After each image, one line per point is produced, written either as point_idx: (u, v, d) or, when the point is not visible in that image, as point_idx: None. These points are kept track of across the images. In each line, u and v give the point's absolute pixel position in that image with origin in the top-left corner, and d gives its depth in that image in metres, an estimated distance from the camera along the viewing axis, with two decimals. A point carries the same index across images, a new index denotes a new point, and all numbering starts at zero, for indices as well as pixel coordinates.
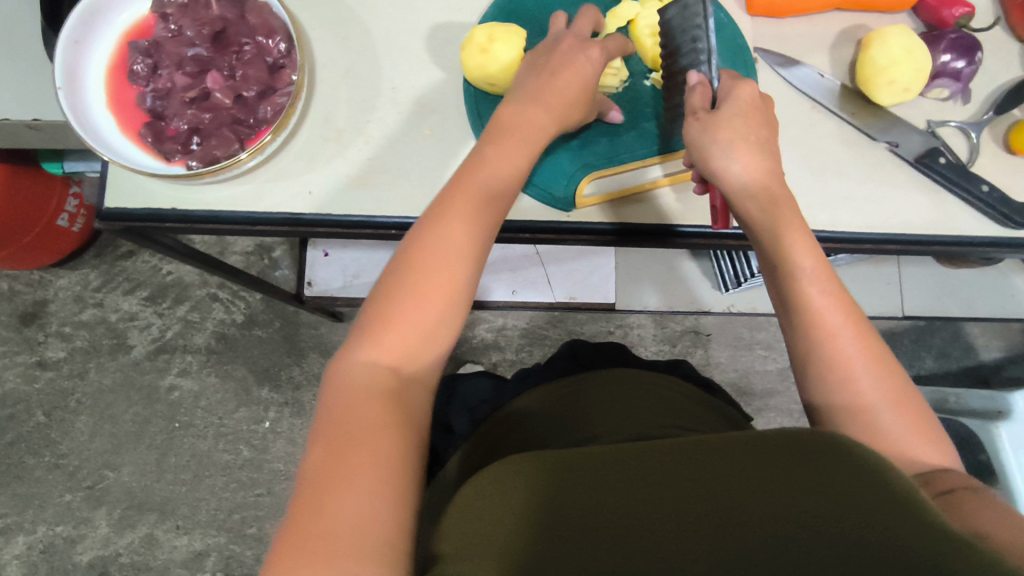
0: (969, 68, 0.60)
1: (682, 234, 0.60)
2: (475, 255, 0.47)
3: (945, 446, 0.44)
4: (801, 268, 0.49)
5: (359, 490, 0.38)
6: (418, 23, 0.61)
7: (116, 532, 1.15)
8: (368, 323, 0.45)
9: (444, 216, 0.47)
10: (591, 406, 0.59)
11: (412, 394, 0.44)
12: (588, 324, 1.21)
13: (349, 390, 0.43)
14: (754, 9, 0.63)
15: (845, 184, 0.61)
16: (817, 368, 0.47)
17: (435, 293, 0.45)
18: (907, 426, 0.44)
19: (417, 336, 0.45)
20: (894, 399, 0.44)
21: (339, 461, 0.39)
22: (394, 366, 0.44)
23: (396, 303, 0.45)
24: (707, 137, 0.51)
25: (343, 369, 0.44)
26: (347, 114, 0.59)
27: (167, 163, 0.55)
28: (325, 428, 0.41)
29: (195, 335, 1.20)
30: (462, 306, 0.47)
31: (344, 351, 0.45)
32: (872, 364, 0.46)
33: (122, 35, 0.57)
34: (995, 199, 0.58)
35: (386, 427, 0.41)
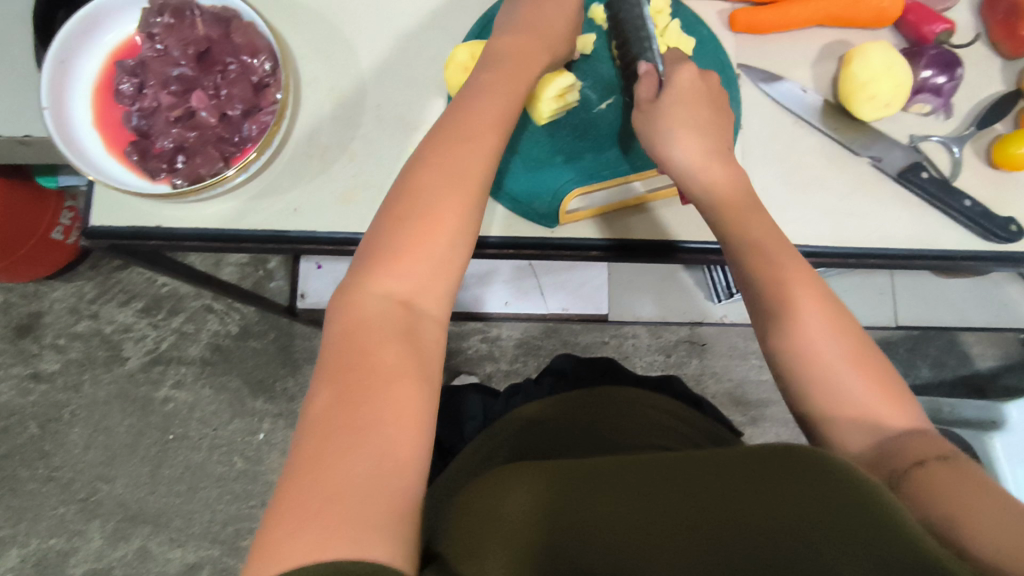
0: (949, 84, 0.61)
1: (666, 249, 0.60)
2: (472, 216, 0.46)
3: (908, 405, 0.44)
4: (773, 274, 0.48)
5: (367, 446, 0.37)
6: (403, 39, 0.62)
7: (109, 544, 1.14)
8: (374, 259, 0.44)
9: (426, 184, 0.45)
10: (578, 428, 0.59)
11: (425, 328, 0.43)
12: (583, 334, 1.21)
13: (357, 330, 0.41)
14: (738, 25, 0.63)
15: (827, 198, 0.61)
16: (776, 332, 0.47)
17: (445, 230, 0.44)
18: (866, 384, 0.44)
19: (430, 269, 0.44)
20: (851, 357, 0.45)
21: (348, 412, 0.38)
22: (405, 302, 0.43)
23: (407, 238, 0.44)
24: (652, 128, 0.54)
25: (354, 302, 0.42)
26: (333, 131, 0.60)
27: (153, 180, 0.56)
28: (333, 364, 0.40)
29: (189, 346, 1.20)
30: (469, 245, 0.46)
31: (350, 287, 0.43)
32: (829, 326, 0.46)
33: (109, 56, 0.58)
34: (977, 213, 0.59)
35: (399, 369, 0.40)
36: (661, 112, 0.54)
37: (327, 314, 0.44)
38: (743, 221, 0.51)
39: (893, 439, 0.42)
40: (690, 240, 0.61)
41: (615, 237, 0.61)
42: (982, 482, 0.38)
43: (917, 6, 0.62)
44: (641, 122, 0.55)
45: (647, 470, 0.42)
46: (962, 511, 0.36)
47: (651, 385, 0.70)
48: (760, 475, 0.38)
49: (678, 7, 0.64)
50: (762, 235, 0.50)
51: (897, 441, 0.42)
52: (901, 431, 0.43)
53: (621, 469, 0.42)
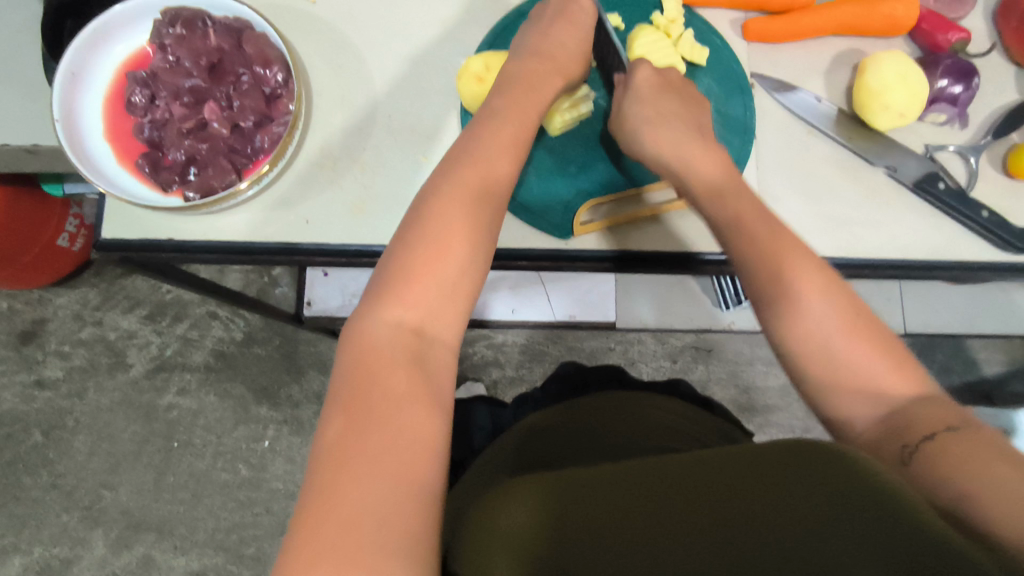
0: (966, 93, 0.60)
1: (686, 260, 0.60)
2: (485, 236, 0.45)
3: (908, 363, 0.44)
4: (775, 274, 0.47)
5: (383, 477, 0.36)
6: (414, 49, 0.61)
7: (113, 552, 1.14)
8: (388, 284, 0.43)
9: (443, 205, 0.45)
10: (589, 434, 0.58)
11: (436, 355, 0.42)
12: (589, 340, 1.20)
13: (370, 358, 0.41)
14: (751, 34, 0.63)
15: (842, 209, 0.61)
16: (774, 313, 0.47)
17: (456, 254, 0.44)
18: (863, 351, 0.44)
19: (444, 293, 0.43)
20: (846, 327, 0.45)
21: (364, 440, 0.37)
22: (417, 328, 0.42)
23: (420, 263, 0.43)
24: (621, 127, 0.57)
25: (367, 328, 0.42)
26: (343, 141, 0.59)
27: (165, 193, 0.55)
28: (348, 392, 0.40)
29: (193, 353, 1.19)
30: (482, 267, 0.45)
31: (362, 314, 0.43)
32: (822, 297, 0.45)
33: (119, 66, 0.57)
34: (994, 223, 0.58)
35: (414, 398, 0.39)
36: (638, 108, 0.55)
37: (339, 343, 0.43)
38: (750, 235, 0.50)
39: (897, 405, 0.42)
40: (708, 251, 0.60)
41: (631, 247, 0.60)
42: (991, 447, 0.37)
43: (931, 15, 0.62)
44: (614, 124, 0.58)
45: (655, 473, 0.42)
46: (973, 484, 0.36)
47: (659, 389, 0.69)
48: (763, 470, 0.39)
49: (690, 16, 0.63)
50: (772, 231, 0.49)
51: (903, 408, 0.42)
52: (904, 393, 0.43)
53: (629, 473, 0.43)
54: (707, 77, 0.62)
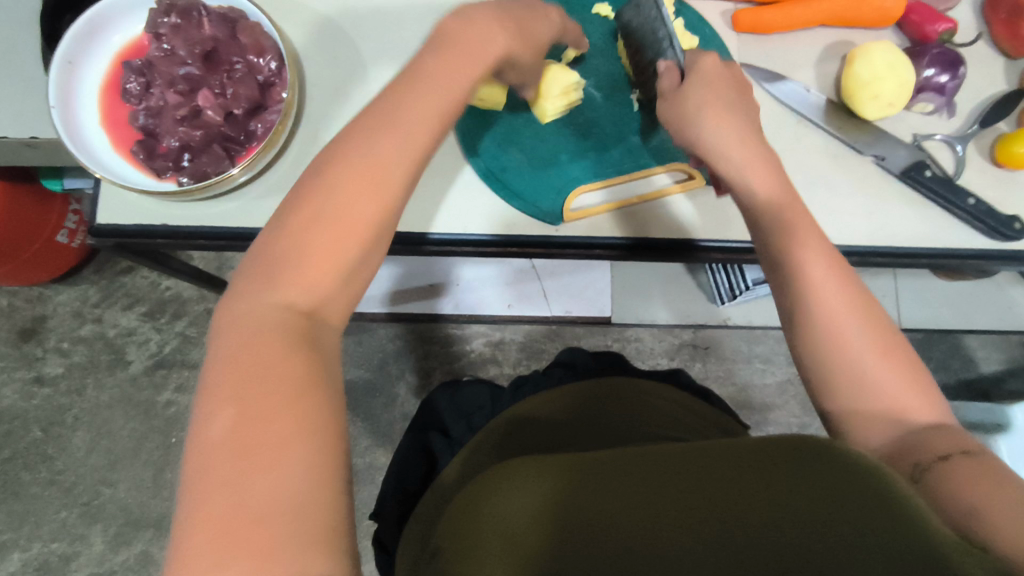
0: (952, 82, 0.61)
1: (682, 248, 0.60)
2: (388, 196, 0.41)
3: (936, 400, 0.44)
4: (796, 263, 0.47)
5: (293, 461, 0.33)
6: (408, 40, 0.62)
7: (111, 549, 1.14)
8: (269, 265, 0.39)
9: (334, 174, 0.40)
10: (577, 432, 0.57)
11: (329, 345, 0.40)
12: (587, 337, 1.20)
13: (252, 346, 0.37)
14: (740, 25, 0.64)
15: (832, 197, 0.61)
16: (807, 327, 0.46)
17: (346, 224, 0.40)
18: (895, 378, 0.44)
19: (331, 269, 0.40)
20: (881, 350, 0.44)
21: (257, 427, 0.34)
22: (308, 314, 0.39)
23: (308, 241, 0.39)
24: (681, 114, 0.53)
25: (246, 313, 0.38)
26: (337, 130, 0.60)
27: (160, 179, 0.56)
28: (230, 380, 0.36)
29: (192, 350, 1.20)
30: (380, 247, 0.42)
31: (240, 300, 0.39)
32: (857, 318, 0.45)
33: (116, 57, 0.58)
34: (981, 211, 0.59)
35: (306, 379, 0.36)
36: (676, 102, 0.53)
37: (211, 334, 0.39)
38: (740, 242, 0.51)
39: (916, 429, 0.42)
40: (708, 238, 0.60)
41: (641, 236, 0.60)
42: (1007, 476, 0.37)
43: (920, 6, 0.62)
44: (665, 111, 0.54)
45: (660, 466, 0.41)
46: (987, 498, 0.35)
47: (659, 377, 0.69)
48: (769, 468, 0.37)
49: (680, 7, 0.64)
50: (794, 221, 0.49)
51: (920, 433, 0.42)
52: (925, 421, 0.42)
53: (626, 468, 0.42)
54: None
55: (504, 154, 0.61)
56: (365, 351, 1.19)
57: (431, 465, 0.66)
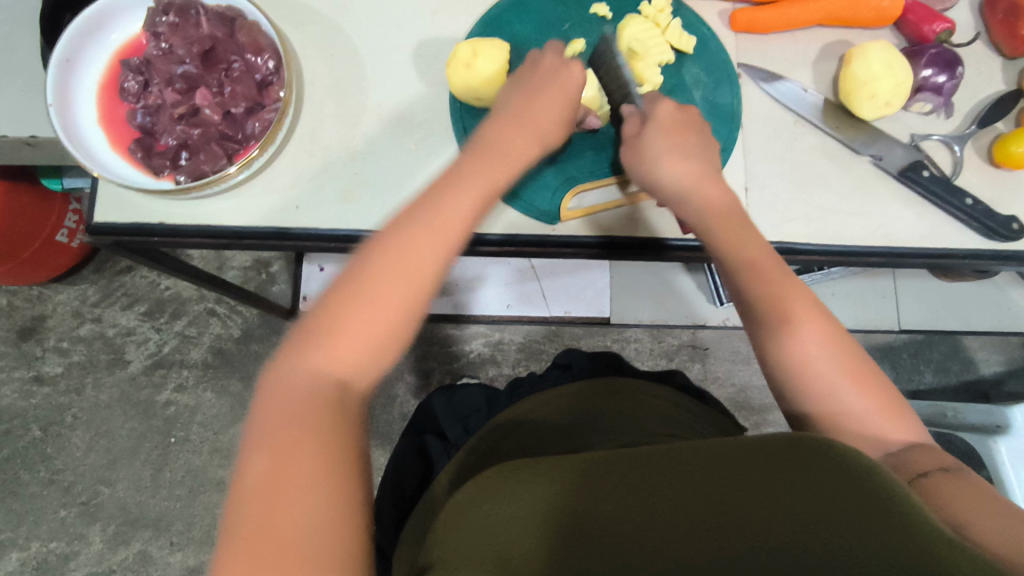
0: (951, 82, 0.60)
1: (665, 247, 0.61)
2: (433, 277, 0.44)
3: (911, 421, 0.45)
4: (771, 289, 0.49)
5: (314, 495, 0.36)
6: (406, 39, 0.62)
7: (110, 548, 1.14)
8: (317, 328, 0.41)
9: (383, 251, 0.43)
10: (573, 431, 0.57)
11: (359, 410, 0.41)
12: (586, 338, 1.20)
13: (285, 404, 0.39)
14: (738, 25, 0.64)
15: (828, 198, 0.61)
16: (782, 360, 0.47)
17: (392, 302, 0.42)
18: (870, 405, 0.45)
19: (374, 344, 0.41)
20: (854, 376, 0.46)
21: (284, 478, 0.36)
22: (341, 382, 0.40)
23: (347, 315, 0.41)
24: (640, 160, 0.54)
25: (288, 372, 0.40)
26: (335, 129, 0.60)
27: (157, 178, 0.56)
28: (267, 433, 0.38)
29: (191, 350, 1.20)
30: (420, 320, 0.44)
31: (280, 363, 0.41)
32: (829, 347, 0.46)
33: (113, 55, 0.58)
34: (979, 211, 0.59)
35: (335, 436, 0.38)
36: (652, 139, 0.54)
37: (259, 385, 0.41)
38: (734, 241, 0.51)
39: (895, 451, 0.43)
40: (676, 237, 0.61)
41: (613, 235, 0.61)
42: (983, 489, 0.38)
43: (917, 6, 0.62)
44: (625, 158, 0.55)
45: (660, 465, 0.41)
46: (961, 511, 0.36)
47: (656, 377, 0.69)
48: (768, 467, 0.37)
49: (678, 7, 0.64)
50: (758, 257, 0.50)
51: (900, 453, 0.43)
52: (903, 442, 0.44)
53: (624, 468, 0.42)
54: (694, 67, 0.63)
55: None
56: None
57: (429, 468, 0.66)
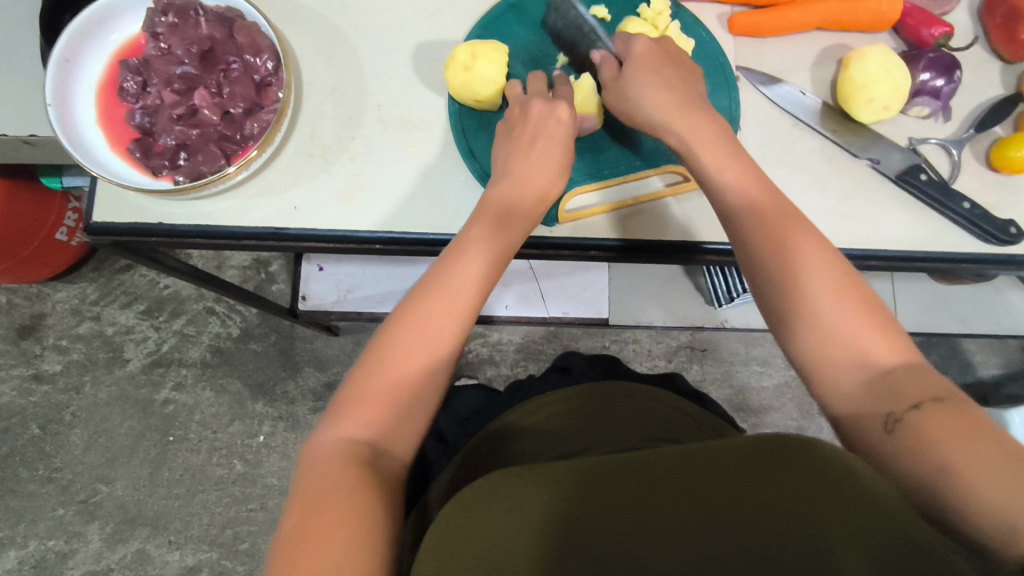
0: (948, 86, 0.60)
1: (699, 251, 0.60)
2: (449, 344, 0.48)
3: (903, 344, 0.44)
4: (783, 236, 0.48)
5: (342, 537, 0.39)
6: (404, 40, 0.62)
7: (108, 546, 1.14)
8: (345, 401, 0.46)
9: (404, 322, 0.48)
10: (572, 427, 0.57)
11: (389, 474, 0.44)
12: (584, 339, 1.20)
13: (319, 468, 0.43)
14: (736, 28, 0.64)
15: (826, 201, 0.61)
16: (772, 281, 0.47)
17: (411, 370, 0.46)
18: (861, 324, 0.44)
19: (395, 409, 0.45)
20: (846, 296, 0.45)
21: (314, 526, 0.39)
22: (370, 447, 0.44)
23: (370, 385, 0.45)
24: (622, 99, 0.55)
25: (321, 442, 0.44)
26: (334, 130, 0.60)
27: (155, 178, 0.56)
28: (303, 492, 0.42)
29: (190, 348, 1.20)
30: (441, 386, 0.48)
31: (316, 437, 0.45)
32: (818, 267, 0.46)
33: (113, 55, 0.58)
34: (977, 215, 0.59)
35: (361, 488, 0.41)
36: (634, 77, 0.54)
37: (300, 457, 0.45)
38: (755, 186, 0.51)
39: (884, 372, 0.42)
40: (712, 240, 0.61)
41: (635, 237, 0.60)
42: (986, 427, 0.38)
43: (916, 10, 0.62)
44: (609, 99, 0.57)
45: (655, 468, 0.41)
46: (963, 460, 0.36)
47: (654, 381, 0.69)
48: (767, 474, 0.38)
49: (677, 9, 0.64)
50: (762, 198, 0.50)
51: (885, 374, 0.42)
52: (893, 362, 0.42)
53: (615, 470, 0.42)
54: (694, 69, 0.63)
55: None
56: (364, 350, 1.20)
57: (425, 470, 0.65)
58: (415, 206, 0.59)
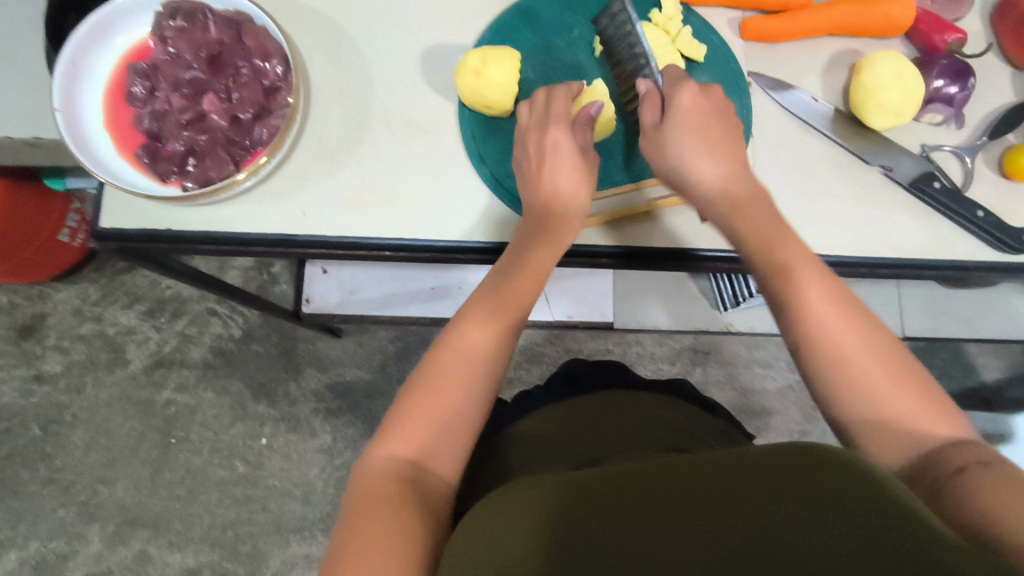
0: (962, 93, 0.60)
1: (692, 258, 0.60)
2: (489, 366, 0.51)
3: (952, 416, 0.45)
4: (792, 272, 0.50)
5: (382, 544, 0.41)
6: (412, 45, 0.62)
7: (108, 548, 1.14)
8: (392, 424, 0.48)
9: (446, 346, 0.51)
10: (577, 438, 0.56)
11: (432, 491, 0.46)
12: (587, 342, 1.20)
13: (368, 485, 0.45)
14: (748, 33, 0.63)
15: (837, 207, 0.61)
16: (815, 356, 0.48)
17: (454, 394, 0.49)
18: (909, 401, 0.45)
19: (439, 430, 0.48)
20: (893, 375, 0.46)
21: (360, 535, 0.42)
22: (414, 466, 0.47)
23: (416, 407, 0.48)
24: (658, 148, 0.55)
25: (370, 461, 0.47)
26: (341, 135, 0.60)
27: (163, 183, 0.56)
28: (351, 508, 0.44)
29: (191, 349, 1.20)
30: (484, 409, 0.50)
31: (366, 457, 0.48)
32: (861, 341, 0.47)
33: (120, 58, 0.58)
34: (989, 223, 0.58)
35: (405, 503, 0.44)
36: (676, 129, 0.54)
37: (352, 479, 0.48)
38: (769, 243, 0.52)
39: (935, 449, 0.44)
40: (703, 248, 0.60)
41: (631, 244, 0.60)
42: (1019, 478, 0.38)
43: (927, 16, 0.62)
44: (643, 143, 0.56)
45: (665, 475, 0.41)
46: (997, 504, 0.36)
47: (662, 387, 0.68)
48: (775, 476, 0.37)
49: (687, 14, 0.64)
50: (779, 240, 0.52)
51: (938, 450, 0.43)
52: (946, 439, 0.44)
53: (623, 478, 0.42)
54: (704, 73, 0.62)
55: (507, 160, 0.60)
56: (366, 352, 1.20)
57: None
58: (424, 212, 0.58)
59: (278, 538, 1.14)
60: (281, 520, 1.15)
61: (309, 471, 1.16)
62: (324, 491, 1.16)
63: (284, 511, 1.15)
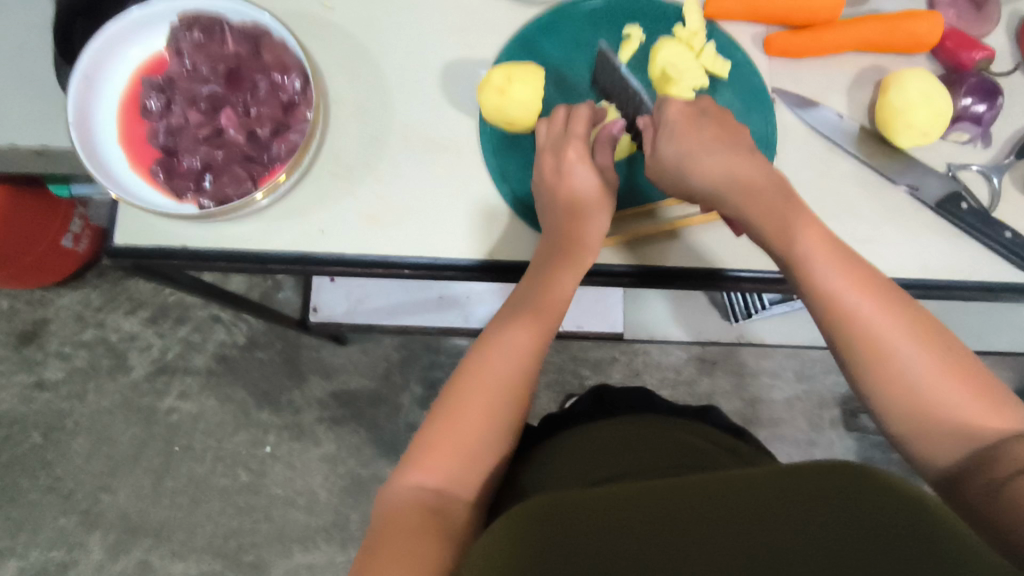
0: (990, 112, 0.60)
1: (721, 277, 0.59)
2: (511, 389, 0.49)
3: (1004, 407, 0.44)
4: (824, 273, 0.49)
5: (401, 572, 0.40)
6: (431, 58, 0.61)
7: (109, 557, 1.12)
8: (414, 452, 0.47)
9: (468, 370, 0.50)
10: (607, 457, 0.55)
11: (453, 519, 0.45)
12: (593, 349, 1.18)
13: (390, 514, 0.44)
14: (772, 50, 0.62)
15: (865, 227, 0.60)
16: (855, 351, 0.47)
17: (475, 420, 0.48)
18: (958, 393, 0.44)
19: (461, 458, 0.47)
20: (944, 368, 0.45)
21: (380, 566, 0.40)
22: (436, 494, 0.45)
23: (438, 434, 0.47)
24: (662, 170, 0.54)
25: (393, 489, 0.46)
26: (360, 151, 0.58)
27: (179, 200, 0.55)
28: (374, 537, 0.43)
29: (194, 356, 1.18)
30: (507, 434, 0.49)
31: (389, 487, 0.47)
32: (906, 330, 0.46)
33: (135, 71, 0.56)
34: (1017, 245, 0.58)
35: (426, 532, 0.43)
36: (672, 145, 0.53)
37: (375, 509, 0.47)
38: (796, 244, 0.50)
39: (989, 444, 0.43)
40: (735, 267, 0.59)
41: (654, 264, 0.59)
42: None
43: (954, 33, 0.62)
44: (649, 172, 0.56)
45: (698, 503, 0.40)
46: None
47: (691, 414, 0.67)
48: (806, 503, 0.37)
49: (711, 30, 0.63)
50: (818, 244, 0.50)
51: (992, 447, 0.42)
52: (1000, 433, 0.43)
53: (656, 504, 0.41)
54: (730, 90, 0.61)
55: (528, 178, 0.59)
56: (370, 359, 1.19)
57: None
58: (443, 230, 0.57)
59: (281, 547, 1.13)
60: (285, 530, 1.13)
61: (312, 480, 1.15)
62: (328, 500, 1.14)
63: (288, 520, 1.13)
